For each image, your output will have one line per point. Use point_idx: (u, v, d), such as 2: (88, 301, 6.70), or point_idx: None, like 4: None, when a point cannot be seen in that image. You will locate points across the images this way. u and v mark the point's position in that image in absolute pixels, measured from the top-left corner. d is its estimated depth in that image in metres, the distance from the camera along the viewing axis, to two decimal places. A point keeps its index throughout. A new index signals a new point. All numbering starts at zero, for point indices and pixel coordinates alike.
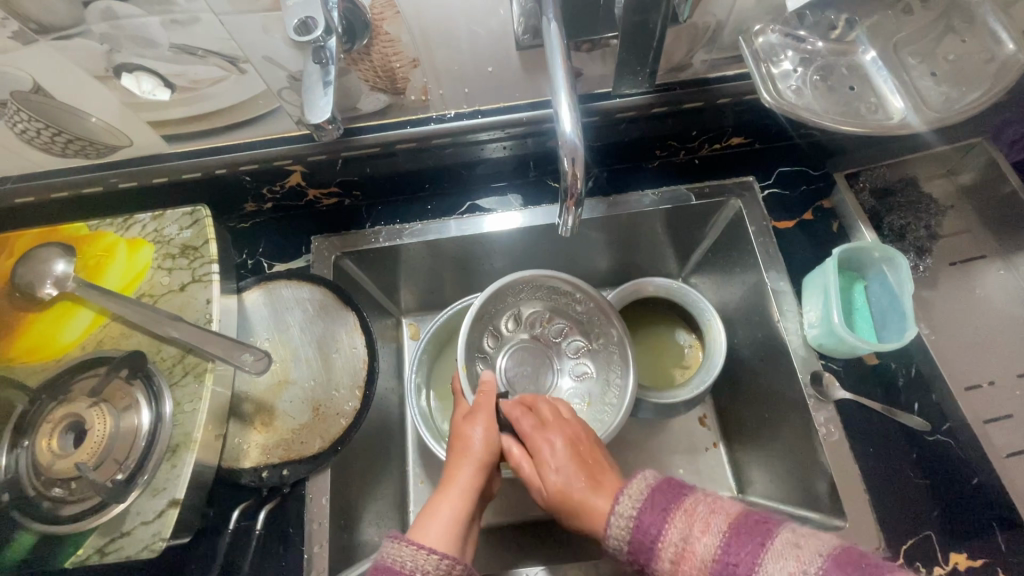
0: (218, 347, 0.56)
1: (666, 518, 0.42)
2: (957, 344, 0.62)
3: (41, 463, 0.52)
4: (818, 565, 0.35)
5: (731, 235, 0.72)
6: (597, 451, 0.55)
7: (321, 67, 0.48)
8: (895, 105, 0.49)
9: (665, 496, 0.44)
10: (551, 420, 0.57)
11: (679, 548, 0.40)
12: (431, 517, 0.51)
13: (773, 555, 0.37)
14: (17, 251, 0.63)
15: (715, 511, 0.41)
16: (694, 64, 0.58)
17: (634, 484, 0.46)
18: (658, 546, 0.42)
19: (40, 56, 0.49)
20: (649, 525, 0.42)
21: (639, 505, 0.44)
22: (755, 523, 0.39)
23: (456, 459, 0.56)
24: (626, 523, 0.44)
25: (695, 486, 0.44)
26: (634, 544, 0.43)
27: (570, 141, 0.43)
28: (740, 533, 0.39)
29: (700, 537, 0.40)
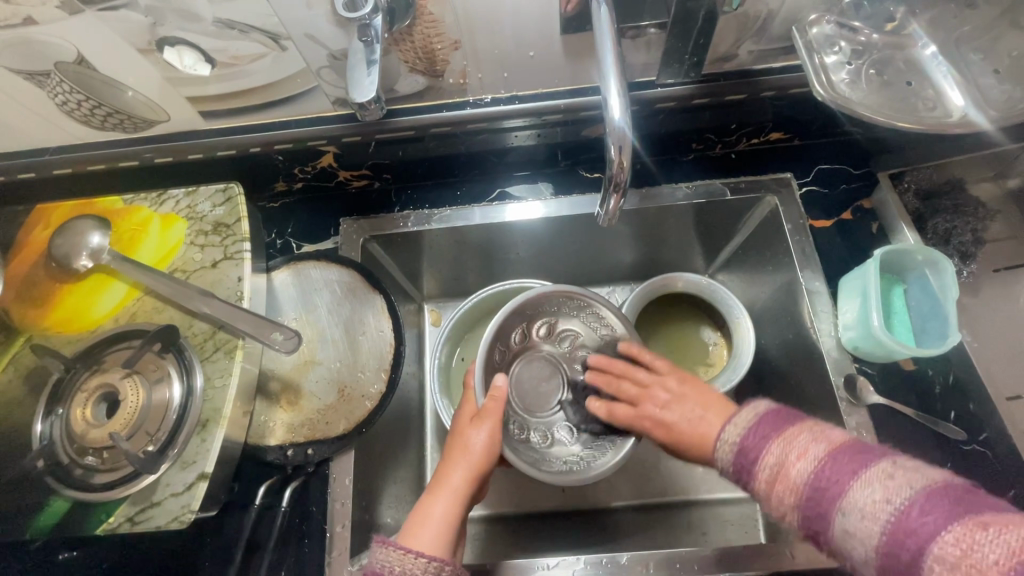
0: (249, 325, 0.56)
1: (767, 442, 0.42)
2: (1000, 353, 0.60)
3: (75, 430, 0.53)
4: (905, 496, 0.36)
5: (765, 233, 0.71)
6: (712, 393, 0.55)
7: (367, 45, 0.49)
8: (954, 101, 0.47)
9: (769, 423, 0.43)
10: (651, 380, 0.57)
11: (773, 469, 0.41)
12: (424, 518, 0.51)
13: (862, 483, 0.37)
14: (54, 222, 0.63)
15: (816, 440, 0.41)
16: (740, 55, 0.57)
17: (742, 412, 0.46)
18: (756, 466, 0.42)
19: (86, 28, 0.49)
20: (750, 447, 0.43)
21: (743, 431, 0.44)
22: (856, 452, 0.39)
23: (457, 459, 0.54)
24: (731, 446, 0.44)
25: (816, 418, 0.43)
26: (735, 464, 0.44)
27: (619, 128, 0.42)
28: (833, 464, 0.39)
29: (797, 461, 0.40)
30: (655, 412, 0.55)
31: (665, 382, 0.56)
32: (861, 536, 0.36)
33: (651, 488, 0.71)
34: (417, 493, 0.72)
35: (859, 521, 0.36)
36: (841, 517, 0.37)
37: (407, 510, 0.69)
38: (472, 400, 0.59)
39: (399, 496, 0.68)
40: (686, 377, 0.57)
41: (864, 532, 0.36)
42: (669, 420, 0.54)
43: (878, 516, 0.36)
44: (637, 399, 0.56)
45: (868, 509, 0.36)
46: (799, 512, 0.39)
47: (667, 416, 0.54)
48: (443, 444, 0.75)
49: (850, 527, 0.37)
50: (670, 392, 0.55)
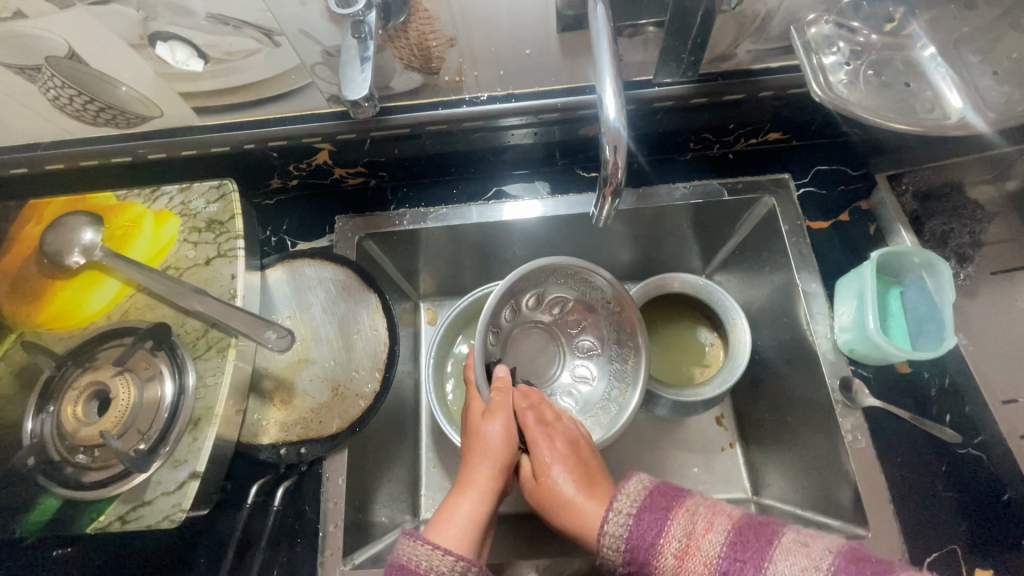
0: (242, 323, 0.56)
1: (669, 517, 0.42)
2: (997, 356, 0.60)
3: (66, 428, 0.52)
4: (828, 561, 0.36)
5: (762, 233, 0.70)
6: (595, 460, 0.56)
7: (360, 41, 0.49)
8: (953, 103, 0.46)
9: (664, 499, 0.43)
10: (540, 433, 0.56)
11: (682, 546, 0.40)
12: (449, 515, 0.51)
13: (781, 551, 0.38)
14: (46, 218, 0.63)
15: (716, 513, 0.41)
16: (738, 54, 0.56)
17: (630, 486, 0.45)
18: (659, 546, 0.41)
19: (77, 22, 0.49)
20: (649, 525, 0.42)
21: (635, 508, 0.44)
22: (756, 525, 0.40)
23: (478, 455, 0.56)
24: (625, 523, 0.43)
25: (697, 491, 0.45)
26: (632, 545, 0.42)
27: (614, 128, 0.41)
28: (743, 536, 0.39)
29: (705, 535, 0.40)
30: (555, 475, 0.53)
31: (557, 441, 0.56)
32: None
33: None
34: (411, 492, 0.72)
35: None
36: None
37: (401, 509, 0.69)
38: (480, 399, 0.60)
39: (393, 495, 0.68)
40: (573, 439, 0.56)
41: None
42: (569, 495, 0.52)
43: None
44: (539, 446, 0.55)
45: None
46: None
47: (562, 485, 0.53)
48: (438, 443, 0.75)
49: None
50: (565, 455, 0.55)
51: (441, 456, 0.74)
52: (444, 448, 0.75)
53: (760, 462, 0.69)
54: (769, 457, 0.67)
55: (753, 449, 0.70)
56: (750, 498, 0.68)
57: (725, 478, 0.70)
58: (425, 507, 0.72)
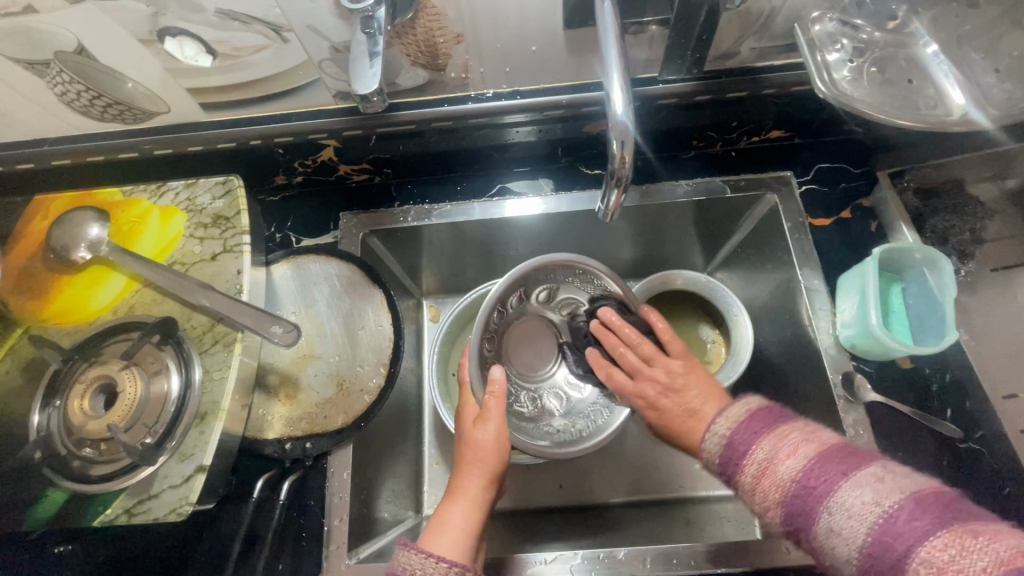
0: (248, 317, 0.56)
1: (759, 437, 0.42)
2: (998, 351, 0.61)
3: (73, 423, 0.53)
4: (895, 499, 0.35)
5: (764, 231, 0.71)
6: (719, 394, 0.54)
7: (369, 38, 0.49)
8: (955, 100, 0.47)
9: (762, 420, 0.43)
10: (649, 355, 0.58)
11: (761, 465, 0.41)
12: (443, 526, 0.51)
13: (852, 483, 0.37)
14: (52, 214, 0.63)
15: (808, 439, 0.40)
16: (742, 52, 0.57)
17: (735, 407, 0.46)
18: (744, 460, 0.42)
19: (87, 17, 0.49)
20: (742, 440, 0.43)
21: (735, 426, 0.44)
22: (846, 455, 0.39)
23: (468, 462, 0.55)
24: (721, 437, 0.45)
25: (802, 416, 0.43)
26: (724, 456, 0.44)
27: (621, 122, 0.42)
28: (825, 464, 0.38)
29: (787, 460, 0.40)
30: (669, 399, 0.54)
31: (671, 364, 0.56)
32: (846, 534, 0.36)
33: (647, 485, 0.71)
34: (414, 488, 0.72)
35: (843, 521, 0.36)
36: (827, 516, 0.37)
37: (404, 504, 0.69)
38: (473, 403, 0.59)
39: (397, 491, 0.68)
40: (705, 376, 0.55)
41: (849, 531, 0.35)
42: (691, 404, 0.52)
43: (864, 517, 0.35)
44: (645, 360, 0.58)
45: (855, 510, 0.36)
46: (785, 508, 0.39)
47: (674, 410, 0.53)
48: (441, 439, 0.75)
49: (836, 526, 0.36)
50: (680, 370, 0.55)
51: (444, 452, 0.74)
52: (447, 445, 0.75)
53: None
54: None
55: None
56: None
57: None
58: (429, 503, 0.72)
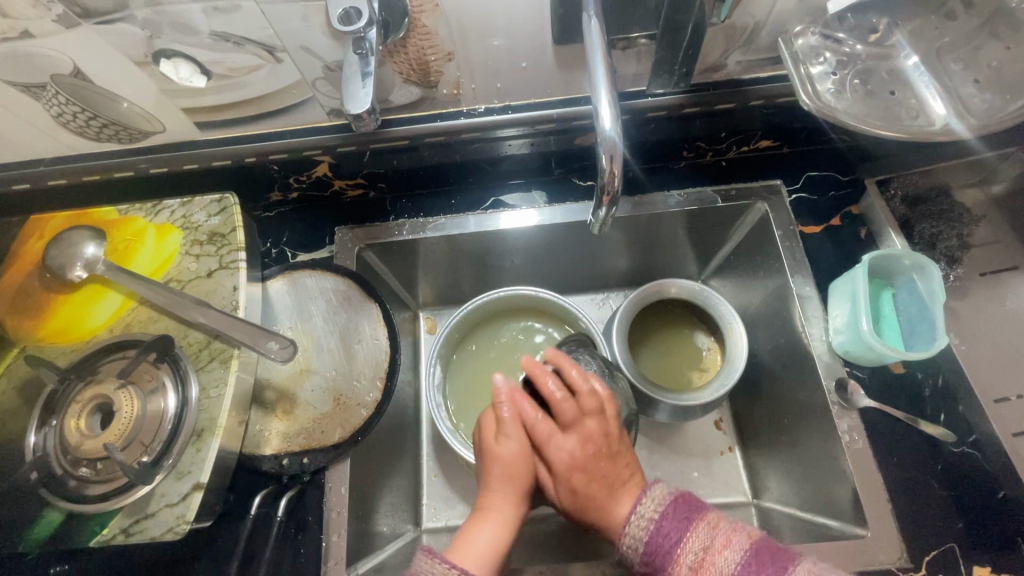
0: (245, 334, 0.56)
1: (690, 526, 0.44)
2: (987, 356, 0.62)
3: (69, 442, 0.52)
4: None
5: (755, 238, 0.71)
6: (615, 444, 0.52)
7: (362, 57, 0.50)
8: (936, 111, 0.48)
9: (687, 507, 0.45)
10: (548, 429, 0.51)
11: (698, 557, 0.42)
12: (472, 543, 0.48)
13: None
14: (48, 233, 0.63)
15: (735, 529, 0.44)
16: (728, 65, 0.58)
17: (656, 490, 0.47)
18: (677, 551, 0.43)
19: (83, 41, 0.50)
20: (671, 531, 0.44)
21: (662, 509, 0.45)
22: (775, 551, 0.42)
23: (495, 480, 0.52)
24: (648, 523, 0.45)
25: (713, 507, 0.45)
26: (653, 545, 0.44)
27: (610, 138, 0.43)
28: (761, 558, 0.41)
29: (722, 551, 0.42)
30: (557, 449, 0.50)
31: (585, 422, 0.52)
32: None
33: None
34: (412, 501, 0.72)
35: None
36: None
37: (402, 518, 0.69)
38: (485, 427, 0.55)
39: (395, 505, 0.68)
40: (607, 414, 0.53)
41: None
42: (569, 466, 0.50)
43: None
44: (551, 433, 0.51)
45: None
46: None
47: (572, 456, 0.50)
48: (438, 451, 0.75)
49: None
50: (584, 435, 0.51)
51: (441, 464, 0.74)
52: (445, 457, 0.75)
53: (759, 465, 0.69)
54: (768, 459, 0.68)
55: (752, 452, 0.70)
56: (749, 501, 0.69)
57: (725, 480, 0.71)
58: (427, 516, 0.72)
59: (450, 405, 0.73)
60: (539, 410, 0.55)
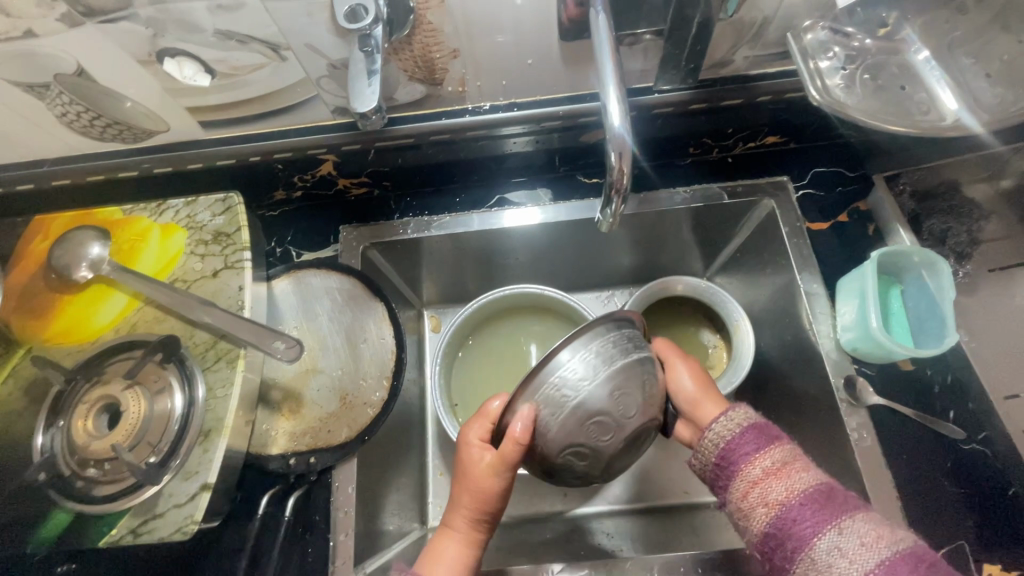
0: (251, 334, 0.56)
1: (769, 444, 0.46)
2: (997, 352, 0.61)
3: (76, 443, 0.52)
4: (901, 541, 0.40)
5: (762, 235, 0.71)
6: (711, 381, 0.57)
7: (367, 55, 0.49)
8: (948, 105, 0.48)
9: (768, 430, 0.47)
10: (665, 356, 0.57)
11: (772, 468, 0.44)
12: (438, 559, 0.52)
13: (859, 516, 0.41)
14: (52, 234, 0.63)
15: (811, 465, 0.45)
16: (736, 60, 0.58)
17: (740, 410, 0.49)
18: (752, 459, 0.45)
19: (87, 40, 0.50)
20: (750, 440, 0.46)
21: (745, 424, 0.47)
22: (843, 493, 0.43)
23: (465, 500, 0.52)
24: (726, 435, 0.47)
25: (789, 438, 0.47)
26: (728, 448, 0.46)
27: (619, 135, 0.42)
28: (829, 493, 0.43)
29: (799, 472, 0.44)
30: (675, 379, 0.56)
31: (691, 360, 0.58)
32: (854, 558, 0.39)
33: (650, 491, 0.71)
34: (419, 499, 0.72)
35: (852, 545, 0.40)
36: (834, 539, 0.40)
37: (409, 517, 0.69)
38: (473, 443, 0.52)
39: (401, 503, 0.68)
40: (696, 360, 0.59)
41: (857, 556, 0.39)
42: (693, 395, 0.55)
43: (874, 546, 0.40)
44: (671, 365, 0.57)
45: (867, 539, 0.40)
46: (784, 514, 0.42)
47: (693, 388, 0.55)
48: (444, 449, 0.75)
49: (842, 547, 0.40)
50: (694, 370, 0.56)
51: (447, 463, 0.74)
52: (451, 455, 0.75)
53: None
54: None
55: None
56: None
57: None
58: (433, 515, 0.72)
59: (455, 404, 0.72)
60: (573, 370, 0.45)
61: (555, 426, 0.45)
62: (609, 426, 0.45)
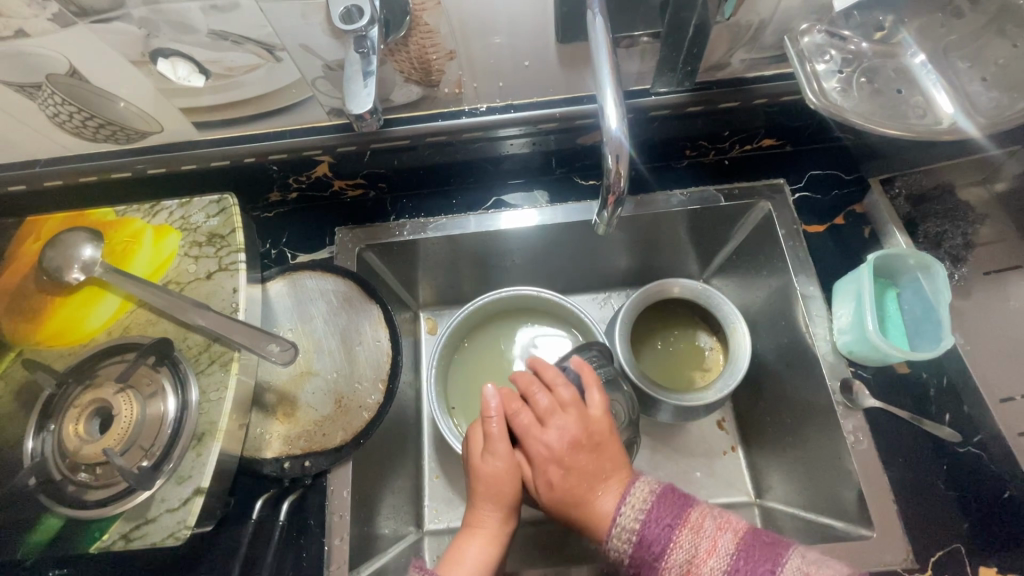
0: (245, 336, 0.55)
1: (677, 530, 0.44)
2: (992, 354, 0.61)
3: (67, 447, 0.52)
4: None
5: (758, 238, 0.71)
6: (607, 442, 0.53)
7: (363, 56, 0.49)
8: (943, 108, 0.48)
9: (669, 510, 0.46)
10: (549, 405, 0.54)
11: (686, 562, 0.43)
12: (459, 560, 0.50)
13: (783, 575, 0.41)
14: (44, 235, 0.62)
15: (723, 528, 0.44)
16: (733, 63, 0.58)
17: (635, 492, 0.48)
18: (664, 559, 0.43)
19: (79, 40, 0.49)
20: (658, 534, 0.44)
21: (643, 515, 0.46)
22: (765, 543, 0.43)
23: (484, 494, 0.53)
24: (632, 532, 0.45)
25: (693, 504, 0.46)
26: (639, 553, 0.45)
27: (616, 138, 0.42)
28: (752, 552, 0.42)
29: (710, 555, 0.43)
30: (545, 445, 0.52)
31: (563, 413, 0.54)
32: None
33: None
34: (414, 503, 0.71)
35: None
36: None
37: (405, 521, 0.68)
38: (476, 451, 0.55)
39: (397, 507, 0.68)
40: (592, 421, 0.53)
41: None
42: (562, 450, 0.52)
43: None
44: (531, 427, 0.53)
45: None
46: None
47: (566, 459, 0.51)
48: (440, 452, 0.75)
49: None
50: (568, 434, 0.52)
51: (443, 466, 0.74)
52: (447, 458, 0.74)
53: (762, 465, 0.69)
54: (772, 459, 0.67)
55: (756, 452, 0.70)
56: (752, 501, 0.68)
57: (727, 480, 0.70)
58: (429, 518, 0.71)
59: (451, 406, 0.72)
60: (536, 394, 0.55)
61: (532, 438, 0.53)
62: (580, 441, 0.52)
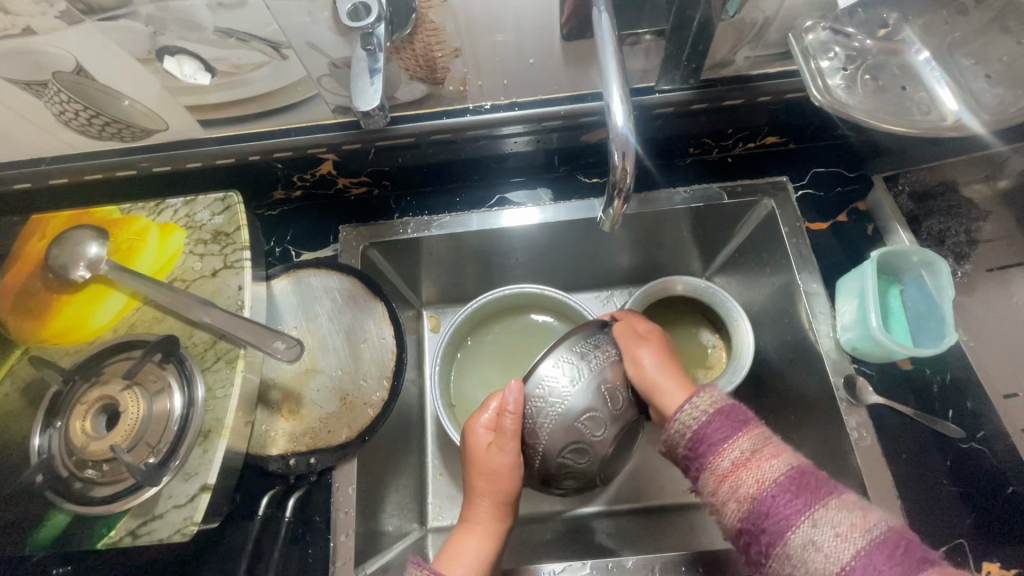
0: (250, 333, 0.56)
1: (739, 432, 0.44)
2: (995, 351, 0.62)
3: (74, 444, 0.52)
4: (878, 530, 0.38)
5: (761, 235, 0.71)
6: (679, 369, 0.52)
7: (370, 53, 0.49)
8: (948, 106, 0.48)
9: (735, 417, 0.45)
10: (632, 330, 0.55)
11: (742, 457, 0.42)
12: (456, 556, 0.52)
13: (833, 504, 0.40)
14: (50, 233, 0.63)
15: (785, 450, 0.43)
16: (737, 61, 0.58)
17: (706, 394, 0.46)
18: (720, 449, 0.43)
19: (86, 38, 0.49)
20: (718, 429, 0.44)
21: (708, 412, 0.45)
22: (819, 478, 0.41)
23: (481, 491, 0.53)
24: (697, 417, 0.45)
25: (759, 421, 0.45)
26: (695, 440, 0.45)
27: (622, 134, 0.42)
28: (803, 480, 0.41)
29: (769, 460, 0.42)
30: (643, 365, 0.51)
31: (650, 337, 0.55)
32: (829, 550, 0.38)
33: (650, 491, 0.71)
34: (418, 499, 0.71)
35: (827, 538, 0.38)
36: (808, 529, 0.39)
37: (409, 517, 0.68)
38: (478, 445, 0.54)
39: (401, 504, 0.68)
40: (667, 342, 0.56)
41: (831, 548, 0.38)
42: (654, 376, 0.51)
43: (850, 537, 0.38)
44: (632, 341, 0.54)
45: (843, 530, 0.38)
46: (754, 507, 0.41)
47: (655, 372, 0.51)
48: (443, 449, 0.75)
49: (817, 540, 0.38)
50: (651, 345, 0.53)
51: (447, 463, 0.74)
52: (450, 455, 0.74)
53: None
54: None
55: None
56: None
57: None
58: (433, 515, 0.71)
59: (455, 404, 0.72)
60: (556, 378, 0.49)
61: (547, 430, 0.49)
62: (601, 419, 0.49)
